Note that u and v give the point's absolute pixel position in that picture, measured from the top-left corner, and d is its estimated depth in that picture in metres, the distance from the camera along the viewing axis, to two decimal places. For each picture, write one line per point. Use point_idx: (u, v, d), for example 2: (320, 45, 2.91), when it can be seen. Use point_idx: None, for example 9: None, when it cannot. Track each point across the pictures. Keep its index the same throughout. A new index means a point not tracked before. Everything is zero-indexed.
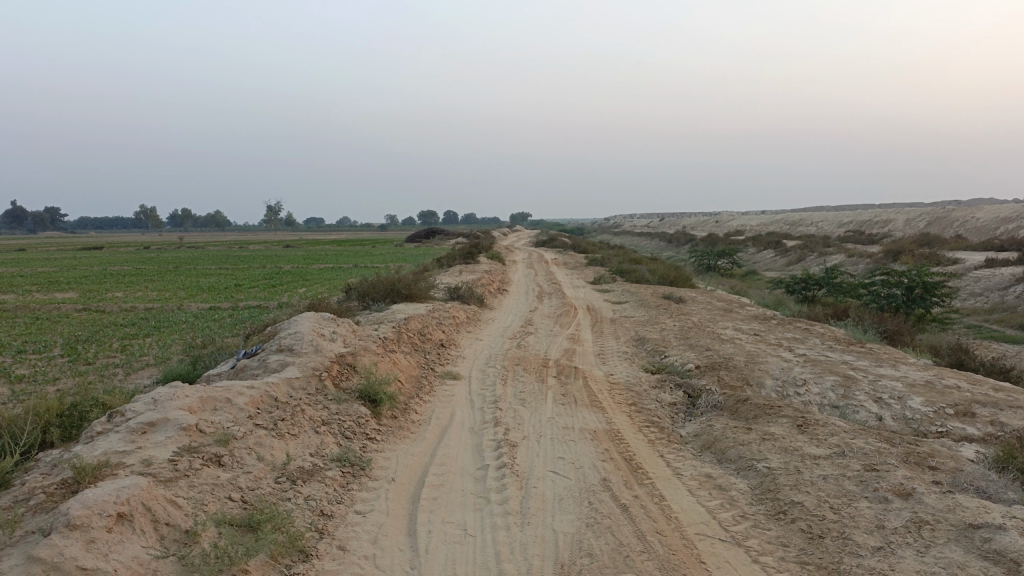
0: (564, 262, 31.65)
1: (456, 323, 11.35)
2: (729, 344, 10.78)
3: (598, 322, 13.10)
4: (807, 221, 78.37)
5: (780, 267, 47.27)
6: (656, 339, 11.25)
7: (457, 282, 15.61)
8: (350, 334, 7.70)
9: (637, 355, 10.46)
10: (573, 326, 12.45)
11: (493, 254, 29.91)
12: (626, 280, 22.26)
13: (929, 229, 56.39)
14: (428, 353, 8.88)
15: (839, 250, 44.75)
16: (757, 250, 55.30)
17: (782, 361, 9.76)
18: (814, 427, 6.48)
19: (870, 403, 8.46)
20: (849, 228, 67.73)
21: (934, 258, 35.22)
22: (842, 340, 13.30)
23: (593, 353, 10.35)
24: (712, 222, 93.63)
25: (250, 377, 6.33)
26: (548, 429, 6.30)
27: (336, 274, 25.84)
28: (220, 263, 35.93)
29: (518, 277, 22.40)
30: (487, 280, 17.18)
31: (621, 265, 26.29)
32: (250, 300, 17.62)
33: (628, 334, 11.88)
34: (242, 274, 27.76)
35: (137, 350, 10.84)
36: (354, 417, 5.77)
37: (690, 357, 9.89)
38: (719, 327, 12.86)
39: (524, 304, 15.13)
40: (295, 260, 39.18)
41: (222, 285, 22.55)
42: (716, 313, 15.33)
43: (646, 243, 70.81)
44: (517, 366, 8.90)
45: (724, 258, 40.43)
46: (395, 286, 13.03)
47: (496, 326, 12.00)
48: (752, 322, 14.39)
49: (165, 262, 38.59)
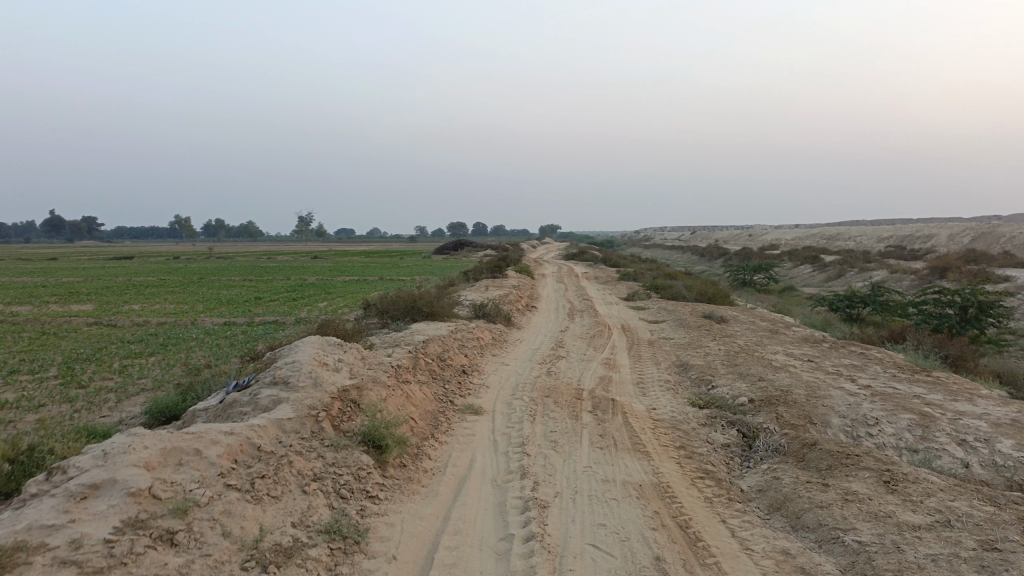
0: (595, 276, 30.66)
1: (480, 346, 10.39)
2: (783, 373, 9.69)
3: (635, 344, 12.06)
4: (843, 235, 76.48)
5: (818, 283, 45.74)
6: (701, 366, 10.19)
7: (483, 299, 14.66)
8: (358, 362, 6.75)
9: (681, 384, 9.40)
10: (608, 349, 11.42)
11: (521, 268, 28.93)
12: (661, 297, 21.16)
13: (973, 244, 54.41)
14: (447, 383, 7.91)
15: (881, 266, 43.14)
16: (794, 265, 53.70)
17: (846, 394, 8.65)
18: (905, 485, 5.39)
19: (955, 446, 7.34)
20: (889, 243, 65.69)
21: (985, 276, 33.57)
22: (904, 367, 12.11)
23: (631, 382, 9.31)
24: (744, 236, 92.06)
25: (235, 417, 5.41)
26: (585, 483, 5.29)
27: (360, 288, 25.09)
28: (245, 274, 35.45)
29: (548, 292, 21.42)
30: (515, 297, 16.22)
31: (656, 281, 25.14)
32: (267, 315, 16.85)
33: (668, 359, 10.82)
34: (265, 286, 27.11)
35: (135, 372, 10.02)
36: (353, 469, 4.82)
37: (741, 389, 8.83)
38: (768, 351, 11.74)
39: (555, 323, 14.14)
40: (321, 272, 38.66)
41: (242, 298, 21.86)
42: (761, 335, 14.19)
43: (677, 256, 69.49)
44: (547, 399, 7.89)
45: (761, 273, 39.07)
46: (416, 303, 12.12)
47: (524, 349, 11.00)
48: (803, 346, 13.23)
49: (192, 272, 38.48)
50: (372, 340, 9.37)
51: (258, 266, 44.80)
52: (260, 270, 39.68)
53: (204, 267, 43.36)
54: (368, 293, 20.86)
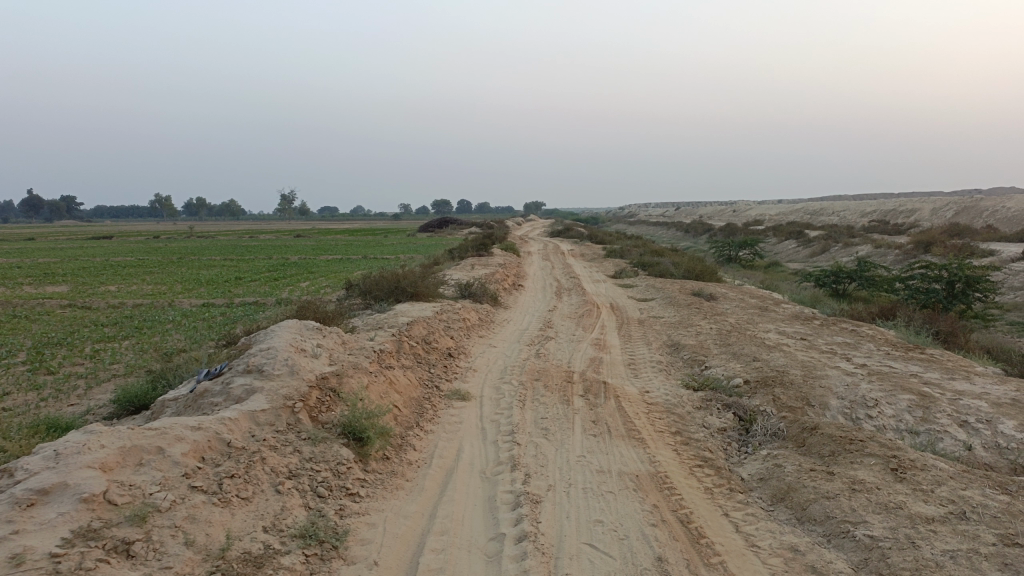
0: (582, 253, 30.38)
1: (466, 328, 10.05)
2: (778, 353, 9.44)
3: (625, 324, 11.77)
4: (827, 210, 76.60)
5: (803, 258, 45.72)
6: (693, 346, 9.93)
7: (469, 278, 14.31)
8: (338, 348, 6.40)
9: (674, 365, 9.14)
10: (597, 329, 11.12)
11: (506, 245, 28.58)
12: (649, 274, 20.91)
13: (956, 219, 54.61)
14: (433, 367, 7.60)
15: (865, 240, 43.13)
16: (779, 240, 53.66)
17: (843, 375, 8.42)
18: (913, 473, 5.16)
19: (957, 428, 7.13)
20: (873, 218, 65.81)
21: (969, 250, 33.59)
22: (897, 345, 11.91)
23: (623, 364, 9.03)
24: (729, 212, 92.04)
25: (206, 409, 5.08)
26: (578, 475, 5.01)
27: (344, 267, 24.66)
28: (226, 254, 34.85)
29: (534, 270, 21.11)
30: (501, 275, 15.89)
31: (643, 258, 24.88)
32: (247, 296, 16.43)
33: (660, 339, 10.56)
34: (246, 265, 26.60)
35: (108, 357, 9.63)
36: (332, 464, 4.51)
37: (736, 370, 8.57)
38: (760, 330, 11.50)
39: (542, 302, 13.83)
40: (304, 250, 38.14)
41: (222, 278, 21.38)
42: (752, 312, 13.96)
43: (662, 232, 69.37)
44: (537, 383, 7.60)
45: (747, 248, 38.94)
46: (400, 283, 11.76)
47: (511, 330, 10.68)
48: (795, 324, 13.00)
49: (172, 251, 37.86)
50: (354, 323, 9.02)
51: (239, 245, 44.15)
52: (241, 249, 39.12)
53: (185, 246, 42.73)
54: (351, 273, 20.45)
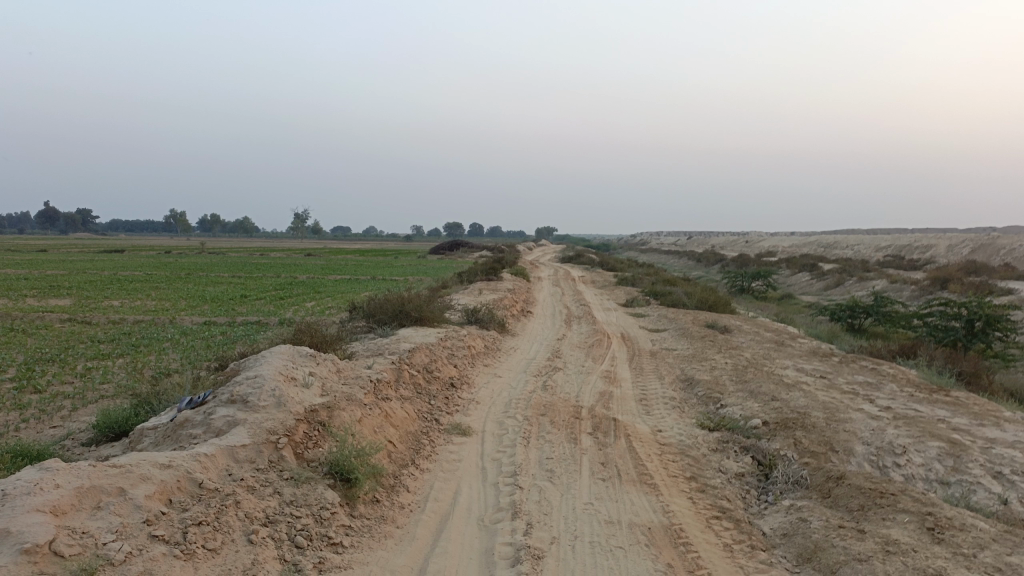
0: (593, 280, 30.00)
1: (471, 356, 9.65)
2: (797, 392, 8.99)
3: (637, 355, 11.33)
4: (841, 243, 76.05)
5: (817, 291, 45.13)
6: (708, 381, 9.48)
7: (476, 303, 13.94)
8: (332, 377, 6.02)
9: (687, 402, 8.70)
10: (607, 361, 10.69)
11: (516, 270, 28.22)
12: (662, 304, 20.48)
13: (973, 255, 53.97)
14: (433, 398, 7.20)
15: (881, 275, 42.54)
16: (792, 272, 53.10)
17: (868, 419, 7.95)
18: (953, 534, 4.70)
19: (991, 479, 6.65)
20: (888, 252, 65.14)
21: (987, 287, 32.97)
22: (919, 386, 11.41)
23: (634, 399, 8.59)
24: (742, 242, 91.56)
25: (183, 442, 4.70)
26: (585, 526, 4.58)
27: (351, 288, 24.33)
28: (234, 271, 34.65)
29: (544, 296, 20.72)
30: (510, 301, 15.51)
31: (655, 286, 24.44)
32: (250, 315, 16.10)
33: (673, 373, 10.12)
34: (253, 283, 26.35)
35: (98, 376, 9.28)
36: (315, 508, 4.11)
37: (753, 409, 8.12)
38: (777, 366, 11.03)
39: (551, 330, 13.43)
40: (313, 269, 37.94)
41: (227, 296, 21.08)
42: (768, 347, 13.49)
43: (674, 261, 68.96)
44: (543, 418, 7.17)
45: (760, 279, 38.43)
46: (405, 306, 11.39)
47: (518, 359, 10.27)
48: (813, 360, 12.52)
49: (181, 267, 37.75)
50: (353, 348, 8.63)
51: (249, 262, 44.01)
52: (251, 266, 38.98)
53: (196, 262, 42.63)
54: (358, 294, 20.12)
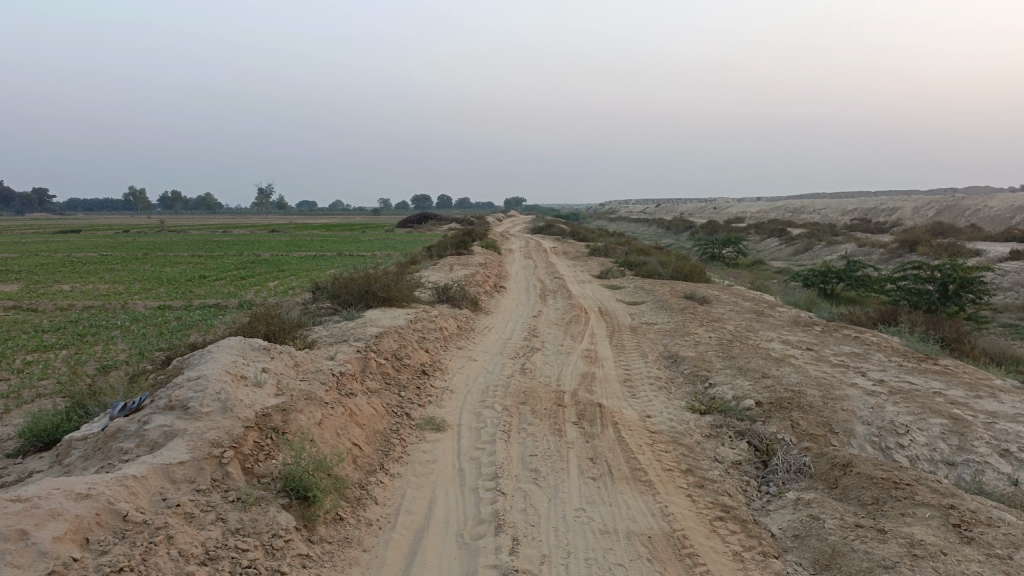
0: (564, 251, 29.49)
1: (443, 338, 9.05)
2: (788, 367, 8.55)
3: (617, 332, 10.83)
4: (808, 208, 76.45)
5: (786, 257, 45.14)
6: (694, 358, 9.00)
7: (447, 279, 13.31)
8: (289, 373, 5.39)
9: (674, 382, 8.22)
10: (586, 338, 10.16)
11: (487, 243, 27.59)
12: (636, 275, 20.04)
13: (939, 217, 54.53)
14: (403, 388, 6.62)
15: (849, 239, 42.61)
16: (761, 238, 53.09)
17: (864, 395, 7.52)
18: (982, 532, 4.25)
19: (1000, 458, 6.26)
20: (854, 216, 65.50)
21: (955, 250, 33.06)
22: (905, 355, 11.07)
23: (617, 381, 8.08)
24: (710, 208, 91.80)
25: (112, 458, 4.08)
26: (577, 539, 4.05)
27: (315, 266, 23.47)
28: (194, 250, 33.47)
29: (516, 270, 20.15)
30: (482, 276, 14.91)
31: (627, 257, 23.96)
32: (208, 298, 15.29)
33: (656, 350, 9.64)
34: (214, 263, 25.37)
35: (36, 371, 8.52)
36: (265, 538, 3.52)
37: (744, 388, 7.65)
38: (762, 339, 10.59)
39: (526, 307, 12.86)
40: (277, 246, 36.90)
41: (185, 277, 20.17)
42: (749, 318, 13.07)
43: (643, 229, 68.78)
44: (523, 407, 6.62)
45: (730, 246, 38.24)
46: (371, 286, 10.72)
47: (493, 340, 9.70)
48: (796, 331, 12.12)
49: (138, 247, 36.43)
50: (315, 335, 7.98)
51: (210, 240, 42.72)
52: (212, 245, 37.81)
53: (155, 242, 41.20)
54: (323, 272, 19.34)
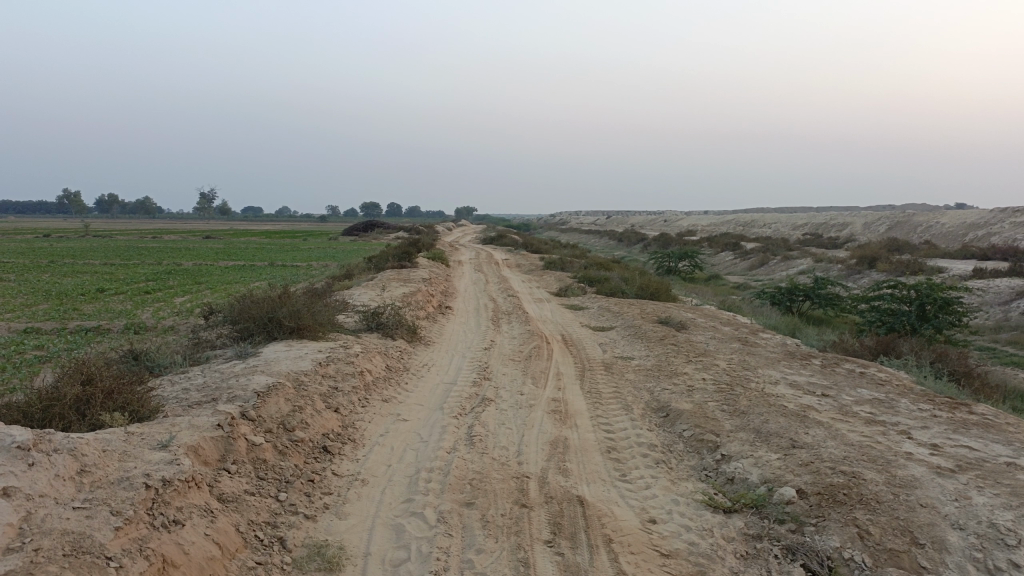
0: (517, 264, 27.35)
1: (364, 387, 6.75)
2: (818, 429, 6.51)
3: (588, 372, 8.67)
4: (758, 221, 76.12)
5: (741, 271, 43.87)
6: (693, 413, 6.90)
7: (379, 300, 11.00)
8: (54, 498, 3.09)
9: (675, 452, 6.08)
10: (552, 383, 7.97)
11: (434, 254, 25.35)
12: (598, 293, 18.02)
13: (891, 233, 54.22)
14: (284, 487, 4.31)
15: (806, 254, 41.46)
16: (715, 251, 51.91)
17: (937, 477, 5.50)
18: None
19: None
20: (805, 231, 64.99)
21: (917, 266, 31.88)
22: (932, 400, 9.12)
23: (601, 454, 5.91)
24: (659, 221, 91.12)
25: None
26: None
27: (237, 278, 20.74)
28: (108, 257, 30.26)
29: (464, 285, 17.92)
30: (423, 296, 12.65)
31: (586, 272, 21.90)
32: (92, 320, 12.70)
33: (643, 400, 7.50)
34: (124, 273, 22.48)
35: None
36: None
37: (775, 466, 5.57)
38: (767, 381, 8.55)
39: (476, 335, 10.62)
40: (203, 254, 33.77)
41: (79, 291, 17.36)
42: (738, 348, 11.07)
43: (595, 240, 67.24)
44: (470, 511, 4.39)
45: (686, 260, 36.70)
46: (276, 313, 8.33)
47: (432, 386, 7.43)
48: (796, 367, 10.11)
49: (48, 253, 32.99)
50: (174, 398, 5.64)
51: (134, 246, 39.57)
52: (134, 251, 34.84)
53: (68, 247, 37.67)
54: (241, 288, 16.81)
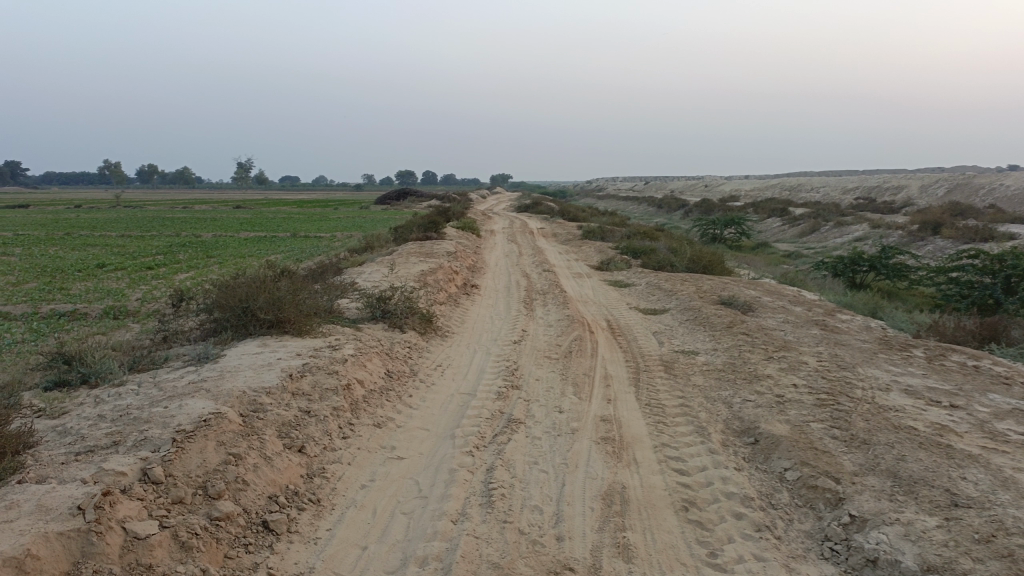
0: (553, 234, 25.44)
1: (350, 407, 5.03)
2: (977, 471, 4.62)
3: (644, 374, 6.85)
4: (805, 186, 72.70)
5: (790, 238, 41.38)
6: (796, 442, 5.06)
7: (389, 281, 9.26)
8: None
9: (779, 511, 4.27)
10: (600, 392, 6.17)
11: (463, 223, 23.57)
12: (644, 267, 16.11)
13: (950, 196, 50.89)
14: None
15: (861, 219, 38.72)
16: (761, 217, 49.30)
17: None
18: None
19: None
20: (856, 196, 61.67)
21: (987, 230, 29.16)
22: None
23: (675, 513, 4.12)
24: (699, 187, 87.98)
25: None
26: None
27: (252, 252, 19.18)
28: (127, 228, 29.09)
29: (494, 259, 16.16)
30: (444, 273, 10.89)
31: (628, 242, 19.93)
32: (71, 302, 11.23)
33: (721, 420, 5.66)
34: (135, 246, 21.14)
35: None
36: None
37: (939, 543, 3.72)
38: (876, 389, 6.64)
39: (504, 323, 8.84)
40: (227, 224, 32.43)
41: (76, 267, 15.95)
42: (821, 338, 9.12)
43: (634, 207, 64.79)
44: None
45: (733, 227, 34.37)
46: (250, 303, 6.62)
47: (444, 401, 5.67)
48: (899, 364, 8.14)
49: (69, 224, 31.91)
50: (71, 439, 3.99)
51: (160, 217, 38.48)
52: (156, 222, 33.65)
53: (89, 218, 36.62)
54: (249, 263, 15.26)
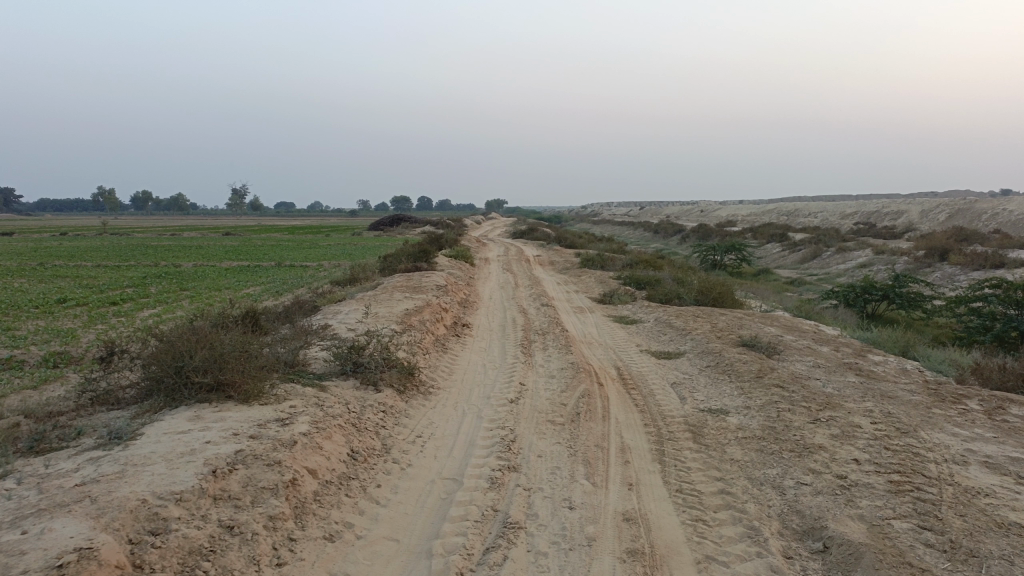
0: (551, 262, 24.27)
1: (293, 514, 3.79)
2: None
3: (669, 445, 5.61)
4: (802, 211, 71.82)
5: (791, 264, 40.27)
6: (883, 555, 3.82)
7: (366, 325, 8.03)
8: None
9: None
10: (618, 474, 4.93)
11: (455, 251, 22.40)
12: (649, 300, 14.90)
13: (952, 221, 49.90)
14: None
15: (863, 245, 37.67)
16: (760, 242, 48.27)
17: None
18: None
19: None
20: (855, 220, 60.77)
21: (998, 256, 28.03)
22: None
23: None
24: (695, 212, 87.18)
25: None
26: None
27: (230, 284, 17.94)
28: (105, 258, 27.83)
29: (488, 292, 14.95)
30: (431, 312, 9.67)
31: (631, 272, 18.75)
32: (11, 346, 9.95)
33: (776, 516, 4.42)
34: (107, 278, 19.87)
35: None
36: None
37: None
38: (954, 465, 5.41)
39: (498, 374, 7.60)
40: (212, 253, 31.22)
41: (34, 302, 14.67)
42: (864, 389, 7.88)
43: (630, 232, 63.76)
44: None
45: (734, 253, 33.24)
46: (185, 361, 5.37)
47: (422, 494, 4.43)
48: (962, 422, 6.92)
49: (46, 253, 30.58)
50: None
51: (144, 245, 37.18)
52: (137, 251, 32.39)
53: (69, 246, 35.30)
54: (221, 298, 14.01)
